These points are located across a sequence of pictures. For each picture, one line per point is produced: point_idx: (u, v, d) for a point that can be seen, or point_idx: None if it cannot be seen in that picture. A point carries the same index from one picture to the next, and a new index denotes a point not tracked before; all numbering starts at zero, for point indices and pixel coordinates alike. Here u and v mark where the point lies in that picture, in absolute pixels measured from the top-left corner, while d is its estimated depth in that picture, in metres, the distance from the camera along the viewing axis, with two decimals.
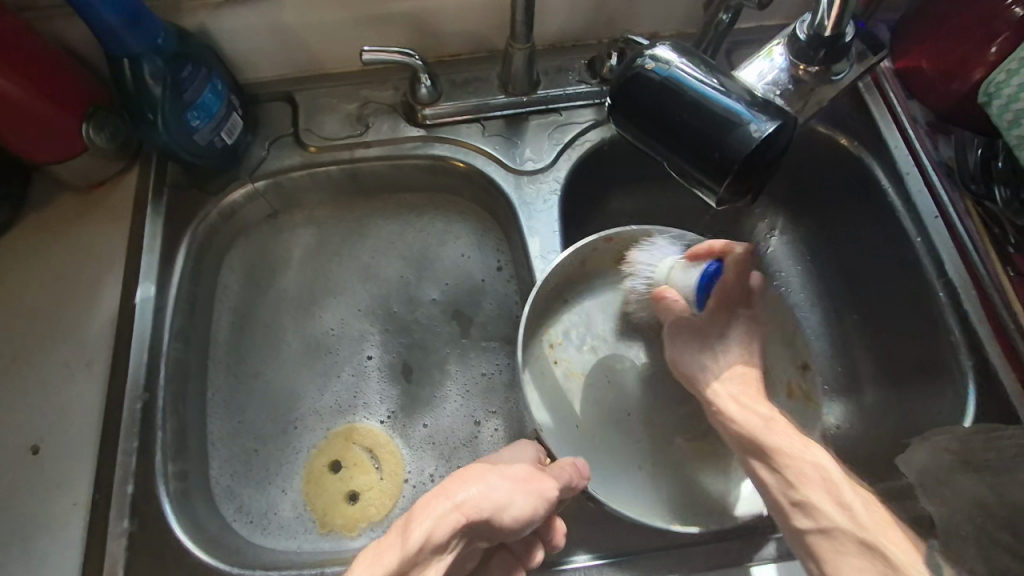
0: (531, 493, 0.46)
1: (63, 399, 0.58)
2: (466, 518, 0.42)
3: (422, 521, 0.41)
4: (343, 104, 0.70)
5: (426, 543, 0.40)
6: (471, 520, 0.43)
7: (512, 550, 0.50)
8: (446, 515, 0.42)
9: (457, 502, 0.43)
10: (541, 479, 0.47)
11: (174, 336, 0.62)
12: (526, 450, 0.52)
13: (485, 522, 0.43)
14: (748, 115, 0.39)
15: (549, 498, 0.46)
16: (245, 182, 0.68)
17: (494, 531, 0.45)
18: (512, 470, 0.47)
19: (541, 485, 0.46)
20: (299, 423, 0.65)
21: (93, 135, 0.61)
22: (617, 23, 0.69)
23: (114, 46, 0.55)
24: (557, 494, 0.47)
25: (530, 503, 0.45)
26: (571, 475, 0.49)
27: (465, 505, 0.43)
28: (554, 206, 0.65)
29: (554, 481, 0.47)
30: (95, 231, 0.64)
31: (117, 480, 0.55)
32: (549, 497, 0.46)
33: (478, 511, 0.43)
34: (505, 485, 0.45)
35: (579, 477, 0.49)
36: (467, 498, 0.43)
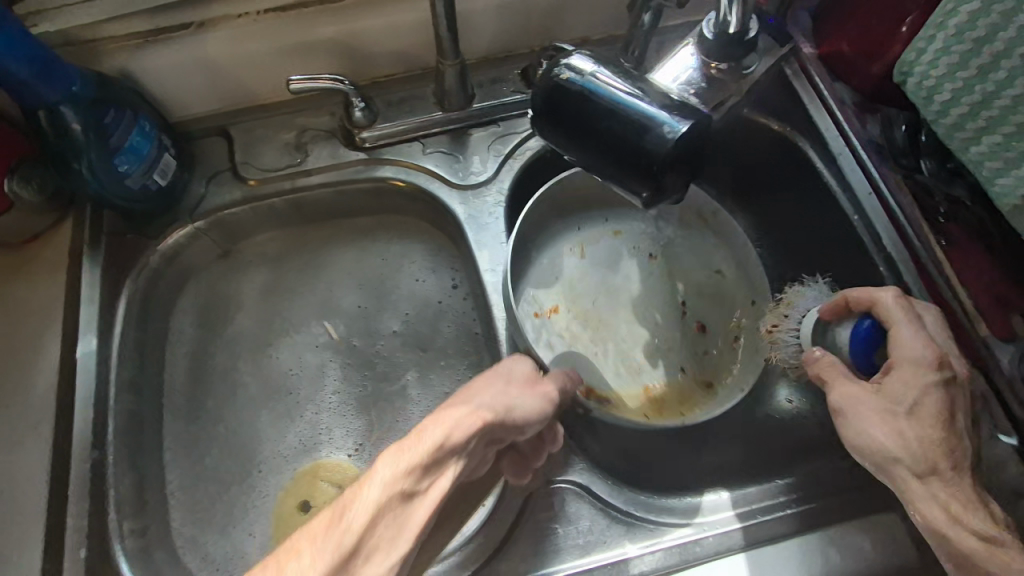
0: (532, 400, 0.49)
1: (7, 467, 0.55)
2: (484, 421, 0.44)
3: (441, 426, 0.42)
4: (280, 134, 0.69)
5: (445, 443, 0.41)
6: (487, 423, 0.44)
7: (521, 453, 0.51)
8: (462, 421, 0.43)
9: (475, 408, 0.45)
10: (541, 385, 0.51)
11: (122, 388, 0.60)
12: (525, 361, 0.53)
13: (504, 423, 0.46)
14: (662, 118, 0.39)
15: (553, 399, 0.50)
16: (185, 223, 0.66)
17: (509, 432, 0.47)
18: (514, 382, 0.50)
19: (544, 388, 0.51)
20: (263, 465, 0.64)
21: (18, 189, 0.59)
22: (547, 31, 0.69)
23: (28, 96, 0.53)
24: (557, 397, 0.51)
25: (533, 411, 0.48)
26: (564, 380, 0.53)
27: (480, 411, 0.45)
28: (501, 218, 0.66)
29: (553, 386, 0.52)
30: (31, 286, 0.62)
31: (71, 546, 0.53)
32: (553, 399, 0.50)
33: (491, 413, 0.45)
34: (511, 393, 0.48)
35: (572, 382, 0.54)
36: (480, 405, 0.45)
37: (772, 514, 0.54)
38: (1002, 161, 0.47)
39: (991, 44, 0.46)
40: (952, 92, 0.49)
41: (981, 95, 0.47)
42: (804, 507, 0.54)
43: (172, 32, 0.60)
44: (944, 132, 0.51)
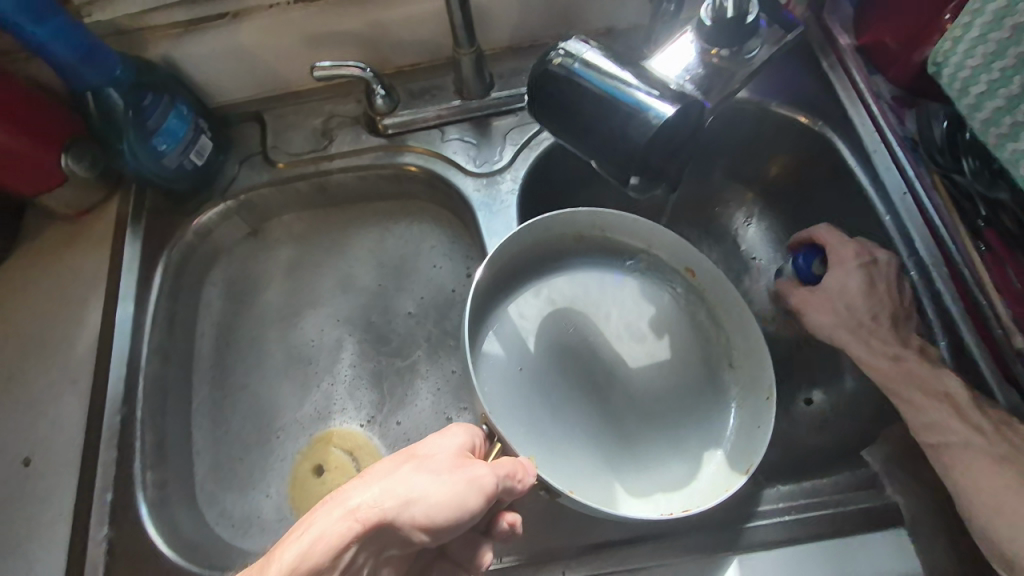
0: (440, 490, 0.38)
1: (56, 414, 0.61)
2: (358, 526, 0.36)
3: (309, 528, 0.36)
4: (308, 120, 0.73)
5: (312, 552, 0.35)
6: (367, 527, 0.36)
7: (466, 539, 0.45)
8: (335, 524, 0.36)
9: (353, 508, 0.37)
10: (468, 468, 0.40)
11: (154, 352, 0.64)
12: (459, 433, 0.44)
13: (384, 526, 0.37)
14: (646, 104, 0.38)
15: (478, 486, 0.39)
16: (218, 202, 0.71)
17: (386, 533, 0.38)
18: (422, 465, 0.40)
19: (470, 472, 0.40)
20: (280, 432, 0.66)
21: (72, 166, 0.65)
22: (570, 21, 0.69)
23: (75, 80, 0.58)
24: (491, 482, 0.40)
25: (446, 503, 0.38)
26: (515, 467, 0.42)
27: (359, 510, 0.37)
28: (513, 205, 0.66)
29: (488, 469, 0.40)
30: (84, 258, 0.69)
31: (98, 490, 0.57)
32: (480, 488, 0.39)
33: (374, 513, 0.37)
34: (420, 481, 0.39)
35: (523, 481, 0.42)
36: (361, 502, 0.37)
37: (767, 519, 0.52)
38: None
39: None
40: (988, 85, 0.46)
41: (1019, 88, 0.44)
42: (800, 514, 0.52)
43: (210, 22, 0.63)
44: (978, 127, 0.48)
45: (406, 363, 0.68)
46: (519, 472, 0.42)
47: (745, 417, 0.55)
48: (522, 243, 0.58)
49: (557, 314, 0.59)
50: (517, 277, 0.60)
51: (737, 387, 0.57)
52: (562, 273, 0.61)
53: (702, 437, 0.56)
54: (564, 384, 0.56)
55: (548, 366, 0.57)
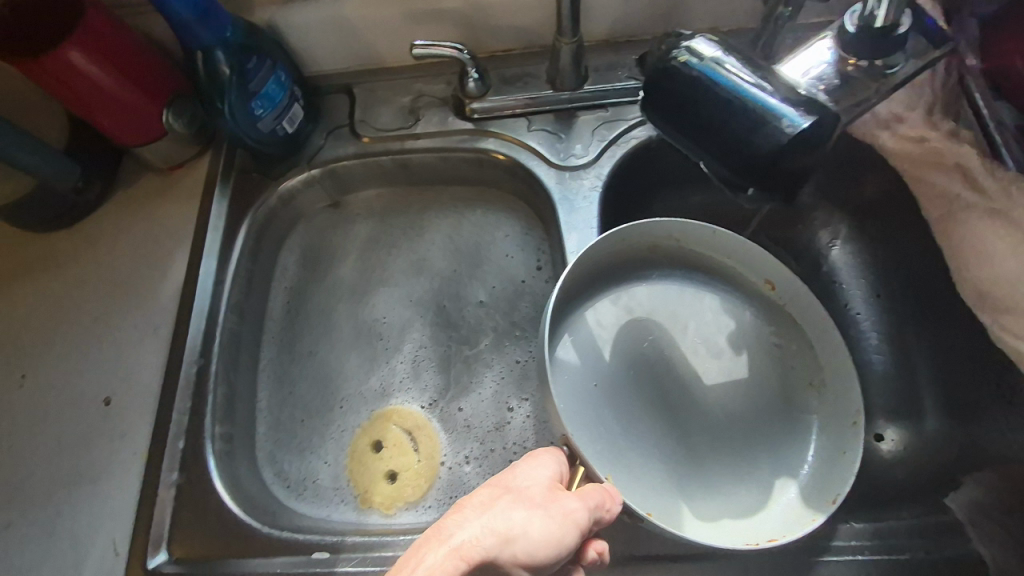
0: (536, 524, 0.38)
1: (137, 358, 0.63)
2: (467, 564, 0.35)
3: (416, 567, 0.35)
4: (397, 97, 0.73)
5: None
6: (473, 565, 0.36)
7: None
8: (440, 564, 0.35)
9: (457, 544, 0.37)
10: (562, 502, 0.40)
11: (232, 309, 0.66)
12: (548, 462, 0.44)
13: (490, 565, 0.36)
14: (782, 112, 0.37)
15: (573, 521, 0.40)
16: (303, 169, 0.72)
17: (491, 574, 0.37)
18: (513, 500, 0.40)
19: (563, 505, 0.40)
20: (344, 403, 0.68)
21: (172, 121, 0.67)
22: (673, 18, 0.67)
23: (188, 38, 0.60)
24: (585, 517, 0.40)
25: (545, 539, 0.38)
26: (601, 497, 0.42)
27: (464, 548, 0.36)
28: (596, 202, 0.65)
29: (580, 501, 0.41)
30: (173, 211, 0.71)
31: (172, 436, 0.59)
32: (574, 521, 0.40)
33: (479, 551, 0.36)
34: (518, 514, 0.39)
35: (609, 511, 0.42)
36: (465, 539, 0.37)
37: (840, 556, 0.50)
38: None
39: None
40: None
41: None
42: (875, 556, 0.50)
43: None
44: None
45: (469, 352, 0.69)
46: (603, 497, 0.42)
47: (826, 445, 0.55)
48: (605, 252, 0.57)
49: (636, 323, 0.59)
50: (598, 284, 0.59)
51: (819, 412, 0.56)
52: (640, 284, 0.60)
53: (775, 465, 0.55)
54: (641, 400, 0.56)
55: (624, 380, 0.56)
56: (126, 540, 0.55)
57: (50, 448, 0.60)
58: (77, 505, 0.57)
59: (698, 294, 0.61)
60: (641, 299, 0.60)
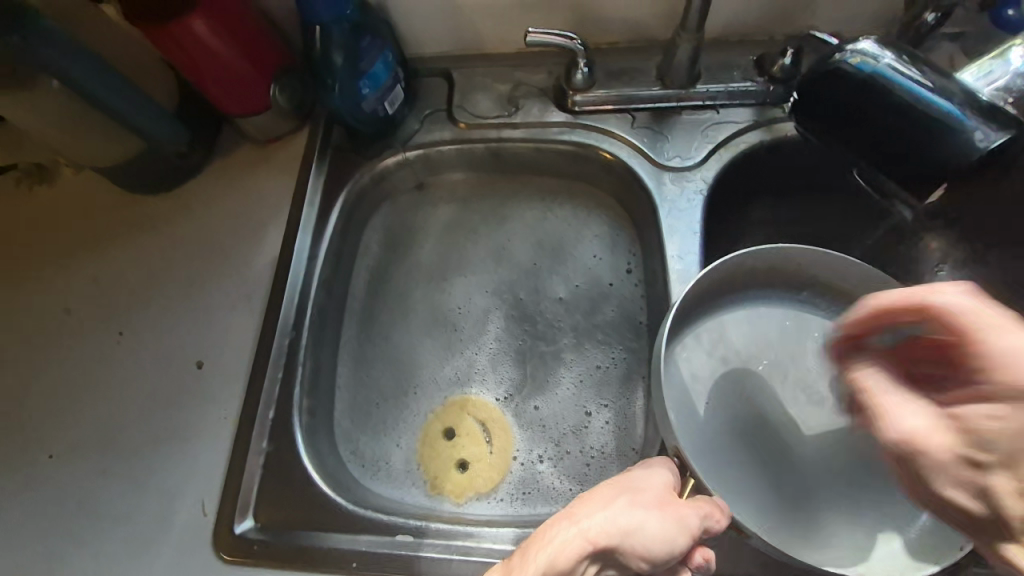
0: (655, 525, 0.41)
1: (229, 325, 0.65)
2: (592, 546, 0.40)
3: (546, 544, 0.40)
4: (496, 84, 0.72)
5: (551, 567, 0.39)
6: (598, 548, 0.40)
7: None
8: (569, 542, 0.40)
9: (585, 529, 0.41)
10: (680, 507, 0.42)
11: (322, 285, 0.67)
12: (663, 468, 0.46)
13: (612, 550, 0.40)
14: (959, 118, 0.41)
15: (689, 527, 0.42)
16: (398, 151, 0.72)
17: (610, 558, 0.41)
18: (635, 498, 0.42)
19: (680, 509, 0.42)
20: (419, 387, 0.68)
21: (277, 94, 0.68)
22: (795, 21, 0.64)
23: (308, 12, 0.60)
24: (698, 524, 0.42)
25: (663, 537, 0.41)
26: (714, 509, 0.44)
27: (591, 533, 0.40)
28: (698, 206, 0.63)
29: (695, 510, 0.43)
30: (269, 182, 0.72)
31: (262, 405, 0.60)
32: (689, 526, 0.42)
33: (605, 537, 0.40)
34: (638, 511, 0.41)
35: (720, 522, 0.43)
36: (593, 525, 0.41)
37: None
38: None
39: None
40: None
41: None
42: None
43: None
44: None
45: (550, 349, 0.68)
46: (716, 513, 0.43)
47: None
48: (701, 284, 0.56)
49: (732, 356, 0.58)
50: (694, 314, 0.58)
51: None
52: (736, 314, 0.59)
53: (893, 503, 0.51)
54: (739, 437, 0.54)
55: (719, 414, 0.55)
56: (213, 502, 0.57)
57: (144, 405, 0.62)
58: (167, 462, 0.59)
59: (798, 323, 0.59)
60: (733, 338, 0.58)
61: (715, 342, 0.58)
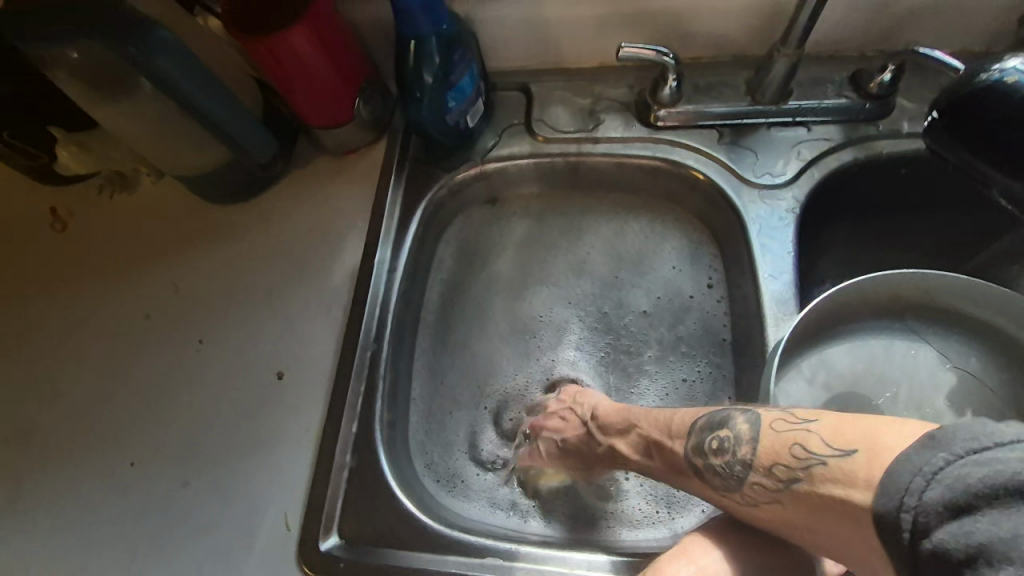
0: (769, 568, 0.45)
1: (309, 336, 0.64)
2: None
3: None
4: (576, 98, 0.71)
5: None
6: None
7: None
8: None
9: (702, 568, 0.45)
10: (796, 557, 0.46)
11: (401, 297, 0.66)
12: None
13: None
14: None
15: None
16: (475, 164, 0.72)
17: None
18: (748, 542, 0.46)
19: (795, 560, 0.45)
20: (496, 401, 0.66)
21: (361, 107, 0.69)
22: (890, 36, 0.62)
23: (406, 25, 0.60)
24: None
25: None
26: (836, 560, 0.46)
27: (707, 571, 0.45)
28: (791, 224, 0.61)
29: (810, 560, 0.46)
30: (347, 193, 0.72)
31: (345, 418, 0.59)
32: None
33: None
34: (754, 558, 0.45)
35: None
36: (710, 564, 0.45)
37: None
38: None
39: None
40: None
41: None
42: None
43: None
44: None
45: (632, 367, 0.66)
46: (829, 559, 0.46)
47: None
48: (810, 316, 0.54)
49: (839, 382, 0.56)
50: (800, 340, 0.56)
51: None
52: (843, 340, 0.57)
53: None
54: None
55: None
56: (298, 515, 0.56)
57: (225, 414, 0.61)
58: (249, 474, 0.58)
59: (909, 350, 0.57)
60: (840, 367, 0.57)
61: (820, 368, 0.57)
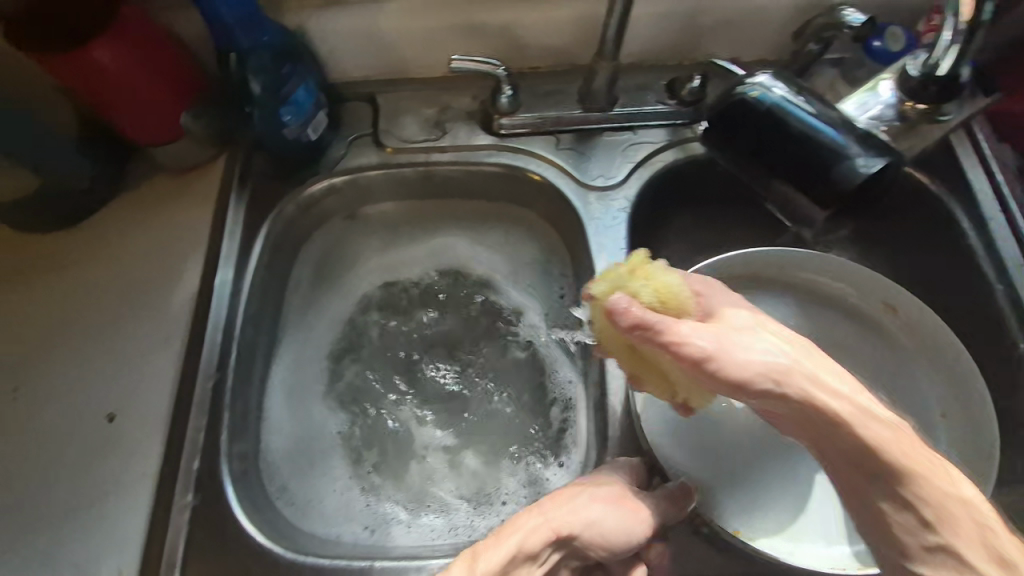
0: (616, 518, 0.48)
1: (144, 371, 0.60)
2: (558, 532, 0.46)
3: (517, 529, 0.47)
4: (422, 108, 0.72)
5: (519, 550, 0.46)
6: (561, 534, 0.47)
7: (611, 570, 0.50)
8: (537, 528, 0.47)
9: (550, 519, 0.47)
10: (636, 498, 0.49)
11: (247, 321, 0.63)
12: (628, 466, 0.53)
13: (575, 536, 0.47)
14: (852, 149, 0.48)
15: (643, 516, 0.49)
16: (324, 177, 0.69)
17: (573, 543, 0.47)
18: (598, 494, 0.49)
19: (635, 502, 0.49)
20: (357, 416, 0.66)
21: (191, 123, 0.64)
22: (699, 48, 0.68)
23: (227, 41, 0.59)
24: (652, 513, 0.49)
25: (619, 526, 0.48)
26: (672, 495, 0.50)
27: (556, 520, 0.47)
28: (623, 223, 0.66)
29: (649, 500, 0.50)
30: (181, 213, 0.67)
31: (186, 455, 0.56)
32: (643, 515, 0.49)
33: (567, 526, 0.47)
34: (597, 503, 0.48)
35: (678, 508, 0.50)
36: (558, 514, 0.48)
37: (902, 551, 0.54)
38: None
39: None
40: None
41: None
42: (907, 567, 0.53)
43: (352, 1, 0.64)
44: None
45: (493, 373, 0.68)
46: (671, 507, 0.50)
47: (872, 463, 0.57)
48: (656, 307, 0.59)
49: None
50: None
51: None
52: None
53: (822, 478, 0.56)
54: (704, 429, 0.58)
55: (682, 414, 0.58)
56: (134, 567, 0.52)
57: (47, 467, 0.56)
58: (77, 529, 0.53)
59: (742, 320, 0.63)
60: None
61: None
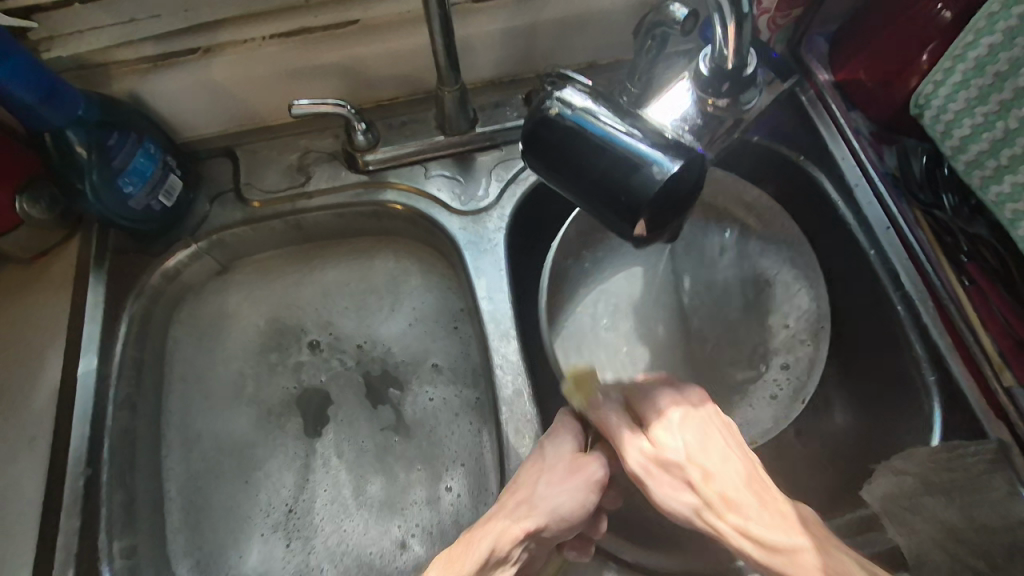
0: (567, 495, 0.48)
1: (11, 479, 0.56)
2: (526, 532, 0.46)
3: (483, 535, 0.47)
4: (285, 155, 0.70)
5: (492, 557, 0.46)
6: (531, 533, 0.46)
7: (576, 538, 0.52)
8: (506, 531, 0.46)
9: (517, 520, 0.47)
10: (585, 470, 0.49)
11: (119, 407, 0.60)
12: (566, 437, 0.52)
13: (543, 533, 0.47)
14: (653, 157, 0.39)
15: (595, 480, 0.49)
16: (187, 243, 0.67)
17: (547, 536, 0.47)
18: (551, 479, 0.49)
19: (585, 476, 0.49)
20: (257, 482, 0.63)
21: (28, 209, 0.60)
22: (551, 57, 0.68)
23: (34, 122, 0.55)
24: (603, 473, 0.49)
25: (573, 503, 0.48)
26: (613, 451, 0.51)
27: (523, 520, 0.47)
28: (500, 244, 0.64)
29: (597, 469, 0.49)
30: (40, 303, 0.64)
31: (57, 564, 0.53)
32: (594, 480, 0.49)
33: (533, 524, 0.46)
34: (556, 491, 0.48)
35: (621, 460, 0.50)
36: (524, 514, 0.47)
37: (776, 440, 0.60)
38: (1008, 187, 0.47)
39: (1010, 79, 0.45)
40: (971, 128, 0.48)
41: (1003, 132, 0.47)
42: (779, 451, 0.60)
43: (178, 57, 0.61)
44: (963, 168, 0.50)
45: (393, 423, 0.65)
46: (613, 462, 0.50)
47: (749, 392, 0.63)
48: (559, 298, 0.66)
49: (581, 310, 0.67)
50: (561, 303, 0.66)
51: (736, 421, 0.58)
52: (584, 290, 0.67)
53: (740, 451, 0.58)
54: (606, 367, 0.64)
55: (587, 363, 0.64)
56: None
57: None
58: None
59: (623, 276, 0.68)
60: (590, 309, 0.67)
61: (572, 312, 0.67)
